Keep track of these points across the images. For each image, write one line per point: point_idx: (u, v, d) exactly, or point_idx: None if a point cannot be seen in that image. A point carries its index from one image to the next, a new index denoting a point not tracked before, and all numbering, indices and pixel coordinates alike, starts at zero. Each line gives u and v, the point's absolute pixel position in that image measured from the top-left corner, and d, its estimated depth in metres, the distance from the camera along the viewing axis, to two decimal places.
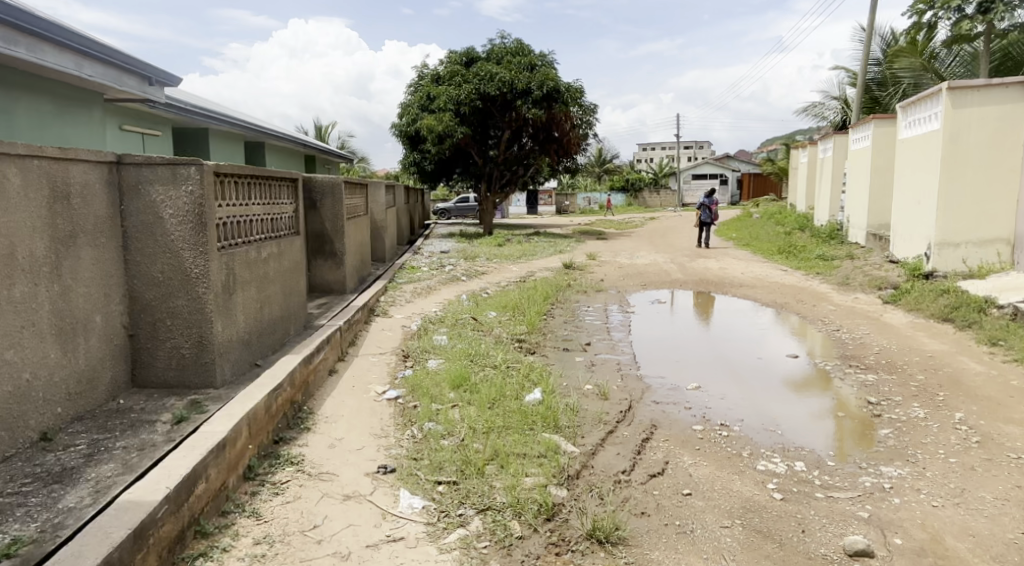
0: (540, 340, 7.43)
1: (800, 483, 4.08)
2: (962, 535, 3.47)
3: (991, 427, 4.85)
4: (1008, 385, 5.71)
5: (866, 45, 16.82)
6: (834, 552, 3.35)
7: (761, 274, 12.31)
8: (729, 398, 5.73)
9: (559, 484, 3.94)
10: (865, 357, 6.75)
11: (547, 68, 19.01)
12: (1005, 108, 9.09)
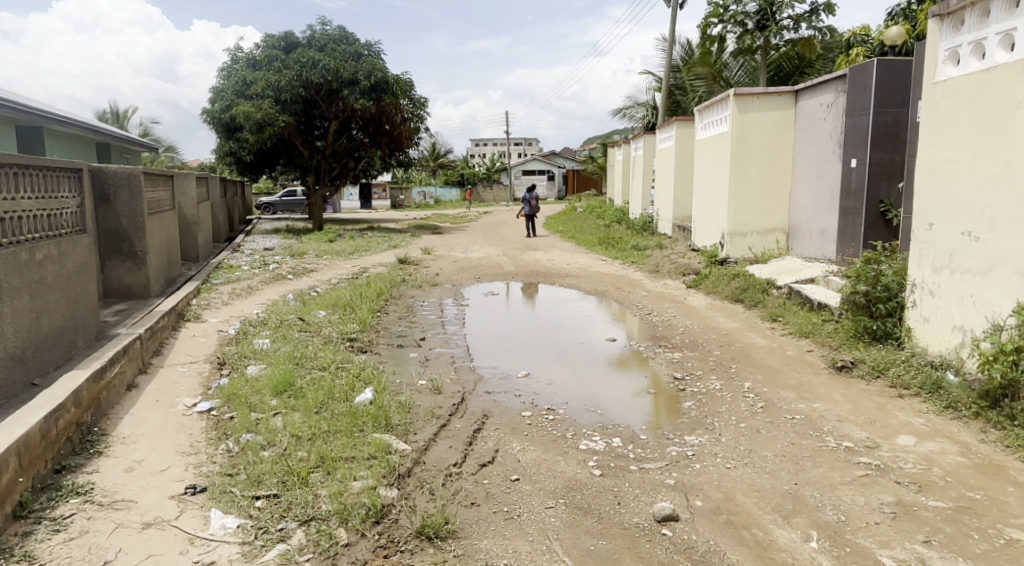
0: (371, 338, 7.28)
1: (617, 458, 4.36)
2: (749, 491, 3.90)
3: (772, 393, 5.49)
4: (786, 355, 6.50)
5: (668, 52, 18.30)
6: (646, 520, 3.61)
7: (584, 264, 12.98)
8: (556, 382, 5.97)
9: (388, 484, 3.87)
10: (673, 337, 7.36)
11: (373, 58, 18.62)
12: (779, 112, 10.30)
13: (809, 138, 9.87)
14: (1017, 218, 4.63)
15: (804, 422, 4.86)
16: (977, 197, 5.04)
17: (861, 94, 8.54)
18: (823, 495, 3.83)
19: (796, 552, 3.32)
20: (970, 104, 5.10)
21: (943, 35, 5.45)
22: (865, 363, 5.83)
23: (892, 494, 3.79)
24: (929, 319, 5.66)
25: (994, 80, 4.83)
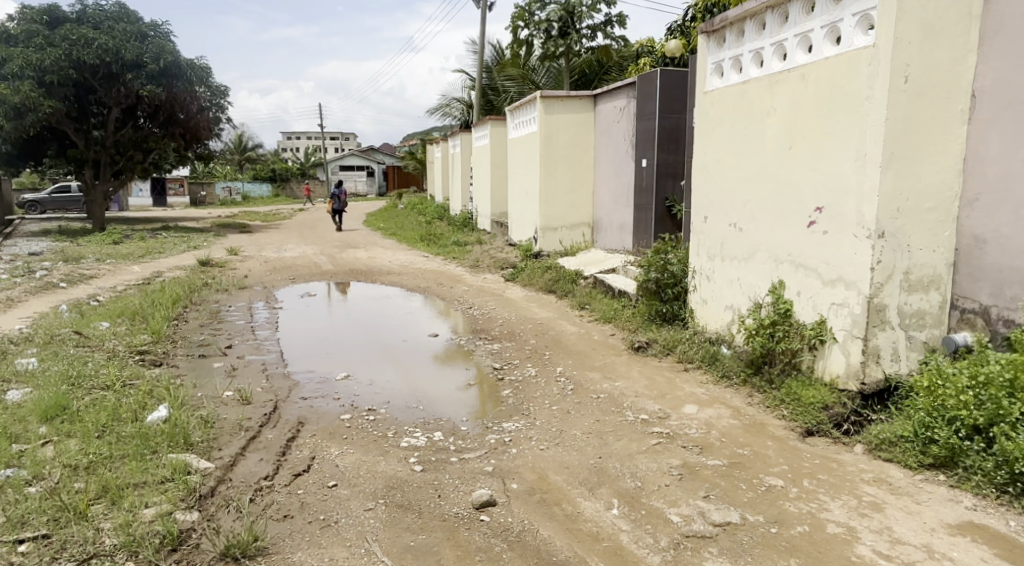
0: (167, 349, 6.72)
1: (438, 451, 4.43)
2: (560, 469, 4.16)
3: (580, 375, 5.89)
4: (593, 339, 6.99)
5: (480, 53, 18.74)
6: (464, 509, 3.71)
7: (404, 260, 12.93)
8: (377, 381, 5.92)
9: (187, 508, 3.62)
10: (491, 329, 7.60)
11: (160, 40, 17.10)
12: (579, 114, 10.97)
13: (607, 138, 10.63)
14: (769, 210, 5.33)
15: (608, 400, 5.26)
16: (740, 192, 5.73)
17: (647, 100, 9.34)
18: (624, 465, 4.18)
19: (599, 521, 3.58)
20: (732, 112, 5.78)
21: (710, 50, 6.13)
22: (658, 343, 6.43)
23: (679, 458, 4.22)
24: (707, 300, 6.34)
25: (749, 91, 5.53)
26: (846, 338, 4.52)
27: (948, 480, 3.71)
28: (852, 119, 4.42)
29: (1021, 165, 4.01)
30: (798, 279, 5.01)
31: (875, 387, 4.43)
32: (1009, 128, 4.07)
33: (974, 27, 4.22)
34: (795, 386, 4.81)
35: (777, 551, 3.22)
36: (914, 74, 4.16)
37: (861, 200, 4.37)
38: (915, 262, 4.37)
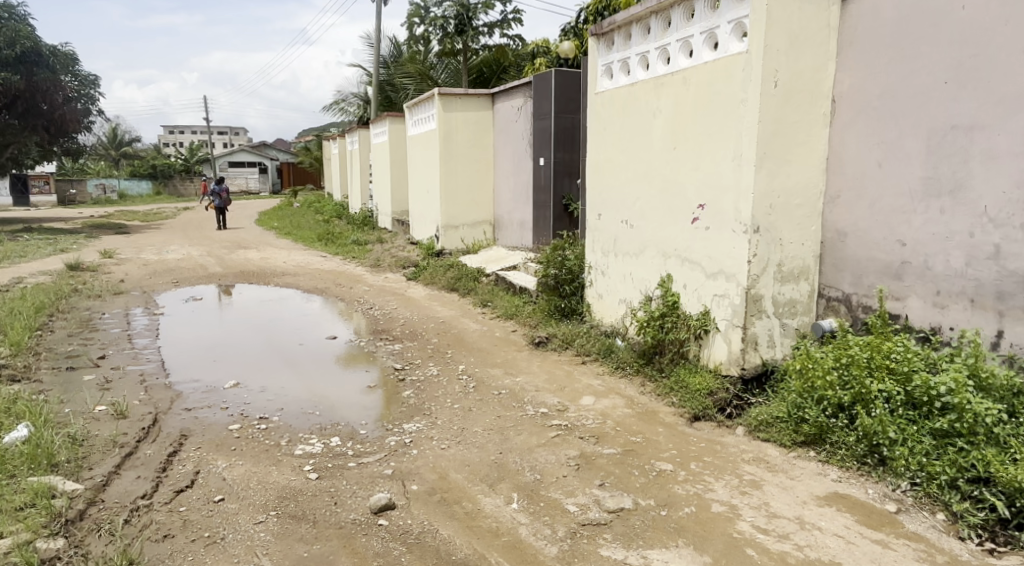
0: (30, 363, 6.22)
1: (335, 457, 4.34)
2: (461, 467, 4.17)
3: (483, 372, 5.93)
4: (495, 336, 7.05)
5: (376, 47, 18.42)
6: (362, 514, 3.66)
7: (299, 261, 12.54)
8: (269, 388, 5.72)
9: (51, 535, 3.38)
10: (393, 329, 7.51)
11: (15, 24, 15.78)
12: (476, 112, 11.01)
13: (505, 136, 10.74)
14: (657, 207, 5.56)
15: (509, 396, 5.33)
16: (630, 190, 5.95)
17: (542, 99, 9.49)
18: (523, 459, 4.24)
19: (499, 516, 3.63)
20: (622, 112, 5.98)
21: (600, 53, 6.31)
22: (557, 337, 6.57)
23: (577, 449, 4.34)
24: (602, 295, 6.53)
25: (637, 92, 5.74)
26: (727, 328, 4.79)
27: (817, 455, 4.01)
28: (729, 121, 4.68)
29: (873, 164, 4.37)
30: (684, 272, 5.25)
31: (754, 372, 4.73)
32: (863, 131, 4.42)
33: (832, 37, 4.55)
34: (683, 373, 5.05)
35: (667, 533, 3.37)
36: (782, 79, 4.46)
37: (738, 197, 4.64)
38: (786, 255, 4.68)
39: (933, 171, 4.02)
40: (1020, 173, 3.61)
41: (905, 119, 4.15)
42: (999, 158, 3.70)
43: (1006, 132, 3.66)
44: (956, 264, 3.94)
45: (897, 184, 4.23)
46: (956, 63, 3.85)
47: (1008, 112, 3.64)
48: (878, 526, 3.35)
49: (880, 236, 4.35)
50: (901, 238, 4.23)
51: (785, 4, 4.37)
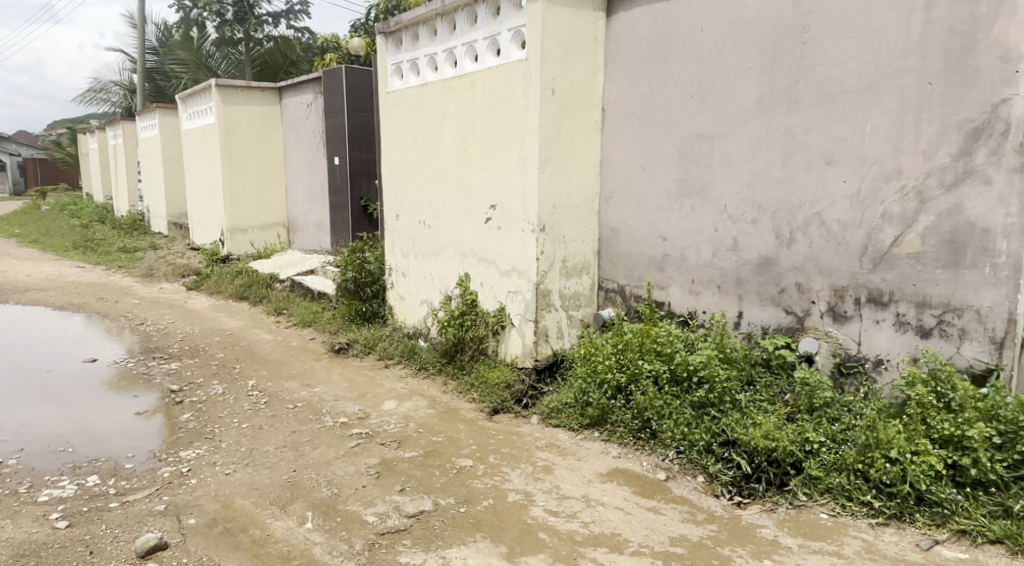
0: None
1: (93, 499, 3.90)
2: (248, 492, 3.96)
3: (275, 386, 5.66)
4: (290, 346, 6.76)
5: (140, 32, 16.69)
6: (127, 560, 3.31)
7: (53, 274, 11.03)
8: (7, 426, 4.99)
9: None
10: (169, 347, 6.90)
11: None
12: (262, 108, 10.44)
13: (296, 135, 10.31)
14: (451, 209, 5.68)
15: (305, 408, 5.15)
16: (425, 191, 6.00)
17: (334, 96, 9.24)
18: (318, 474, 4.13)
19: (291, 539, 3.49)
20: (413, 113, 6.02)
21: (388, 51, 6.27)
22: (358, 343, 6.46)
23: (377, 456, 4.31)
24: (403, 296, 6.52)
25: (427, 94, 5.81)
26: (521, 322, 5.03)
27: (600, 436, 4.35)
28: (513, 126, 4.90)
29: (638, 168, 4.81)
30: (481, 271, 5.41)
31: (546, 362, 5.01)
32: (629, 136, 4.85)
33: (600, 49, 4.93)
34: (483, 369, 5.19)
35: (465, 529, 3.47)
36: (558, 87, 4.75)
37: (525, 198, 4.87)
38: (569, 252, 5.02)
39: (685, 173, 4.52)
40: (750, 176, 4.19)
41: (662, 127, 4.62)
42: (733, 164, 4.26)
43: (738, 141, 4.22)
44: (706, 256, 4.48)
45: (657, 186, 4.70)
46: (698, 79, 4.37)
47: (739, 123, 4.20)
48: (651, 494, 3.73)
49: (646, 232, 4.82)
50: (663, 234, 4.71)
51: (557, 17, 4.66)
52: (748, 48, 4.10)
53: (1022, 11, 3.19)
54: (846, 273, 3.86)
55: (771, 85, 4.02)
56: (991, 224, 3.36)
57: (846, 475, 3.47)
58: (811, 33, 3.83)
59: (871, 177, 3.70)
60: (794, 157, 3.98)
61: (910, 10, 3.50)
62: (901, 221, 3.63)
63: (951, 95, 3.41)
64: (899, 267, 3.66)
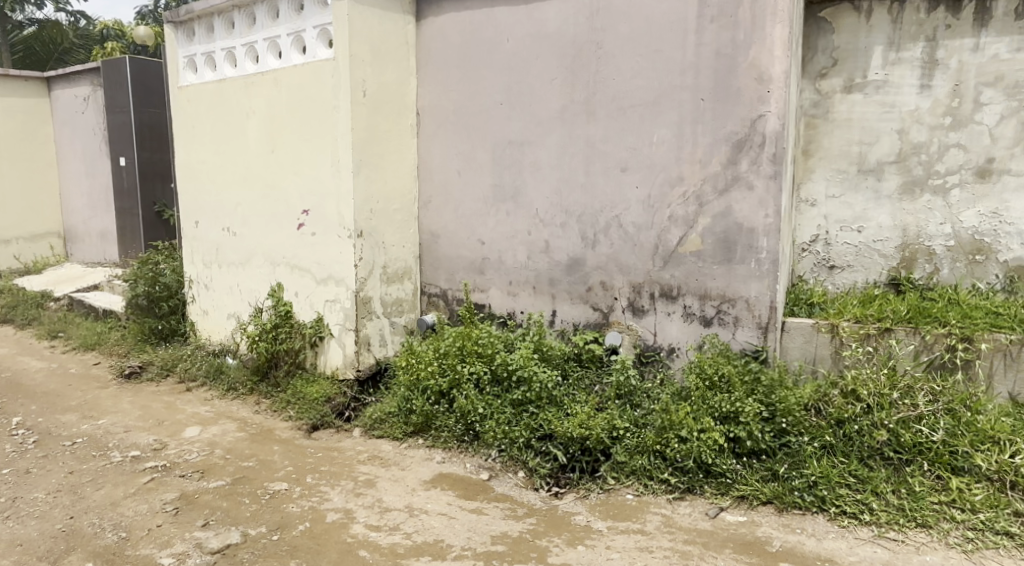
0: None
1: None
2: (11, 549, 3.46)
3: (49, 421, 4.99)
4: (68, 374, 6.01)
5: None
6: None
7: None
8: None
9: None
10: None
11: None
12: (25, 100, 9.16)
13: (71, 133, 9.17)
14: (258, 213, 5.30)
15: (87, 444, 4.61)
16: (226, 195, 5.58)
17: (117, 90, 8.35)
18: (103, 518, 3.70)
19: None
20: (211, 112, 5.56)
21: (179, 43, 5.75)
22: (154, 365, 5.90)
23: (175, 490, 3.96)
24: (207, 311, 6.02)
25: (226, 92, 5.40)
26: (341, 332, 4.86)
27: (424, 442, 4.36)
28: (322, 128, 4.67)
29: (454, 172, 4.82)
30: (294, 280, 5.11)
31: (369, 372, 4.89)
32: (442, 141, 4.85)
33: (410, 53, 4.85)
34: (300, 385, 4.94)
35: (279, 558, 3.31)
36: (370, 89, 4.59)
37: (339, 202, 4.65)
38: (388, 257, 4.91)
39: (499, 178, 4.64)
40: (558, 182, 4.39)
41: (473, 132, 4.70)
42: (542, 170, 4.44)
43: (544, 148, 4.40)
44: (521, 258, 4.63)
45: (473, 191, 4.77)
46: (507, 87, 4.50)
47: (545, 130, 4.39)
48: (474, 495, 3.82)
49: (464, 236, 4.86)
50: (481, 237, 4.79)
51: (365, 16, 4.49)
52: (549, 61, 4.30)
53: (770, 39, 3.66)
54: (642, 271, 4.19)
55: (572, 96, 4.25)
56: (755, 224, 3.83)
57: (647, 457, 3.77)
58: (604, 49, 4.10)
59: (660, 183, 4.05)
60: (595, 164, 4.24)
61: (685, 33, 3.87)
62: (685, 223, 4.01)
63: (720, 111, 3.83)
64: (685, 264, 4.05)
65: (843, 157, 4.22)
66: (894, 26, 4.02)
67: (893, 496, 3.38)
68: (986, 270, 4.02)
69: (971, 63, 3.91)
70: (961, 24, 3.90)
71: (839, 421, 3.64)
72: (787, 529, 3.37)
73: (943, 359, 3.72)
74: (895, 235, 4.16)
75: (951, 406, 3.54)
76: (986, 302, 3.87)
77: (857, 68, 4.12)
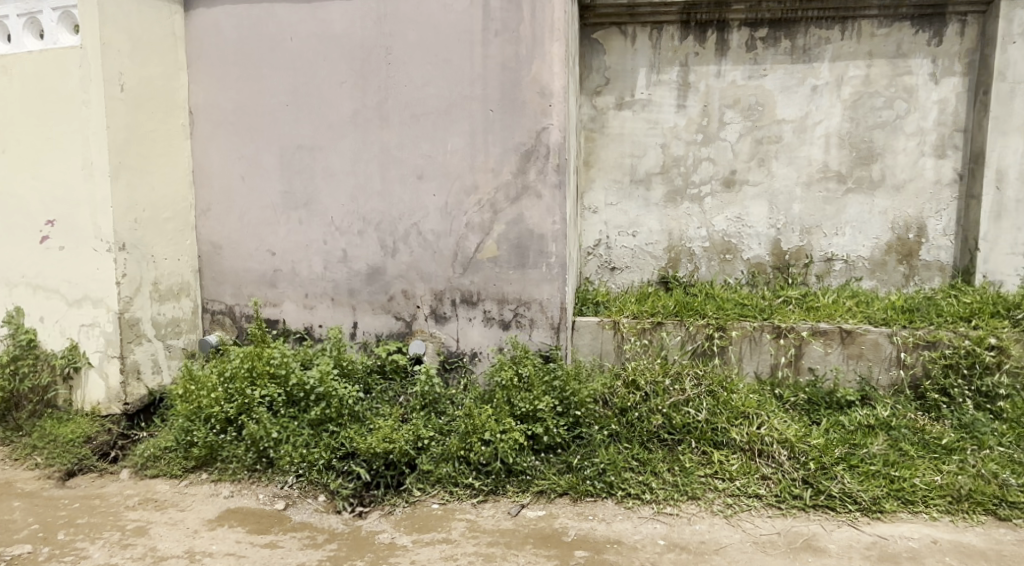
0: None
1: None
2: None
3: None
4: None
5: None
6: None
7: None
8: None
9: None
10: None
11: None
12: None
13: None
14: None
15: None
16: None
17: None
18: None
19: None
20: None
21: None
22: None
23: None
24: None
25: None
26: (101, 360, 4.23)
27: (209, 476, 3.96)
28: (69, 125, 4.05)
29: (237, 178, 4.44)
30: (38, 302, 4.36)
31: (139, 405, 4.32)
32: (220, 144, 4.44)
33: (179, 46, 4.37)
34: (49, 426, 4.21)
35: None
36: (129, 83, 4.07)
37: (94, 210, 4.07)
38: (160, 272, 4.36)
39: (288, 185, 4.36)
40: (352, 189, 4.25)
41: (256, 136, 4.36)
42: (335, 176, 4.27)
43: (337, 153, 4.24)
44: (317, 269, 4.40)
45: (259, 198, 4.42)
46: (292, 88, 4.25)
47: (336, 135, 4.23)
48: (268, 528, 3.55)
49: (252, 247, 4.49)
50: (270, 248, 4.46)
51: (119, 1, 3.96)
52: (337, 63, 4.16)
53: (550, 56, 3.89)
54: (442, 278, 4.21)
55: (363, 101, 4.15)
56: (544, 231, 4.04)
57: (452, 464, 3.78)
58: (394, 55, 4.07)
59: (455, 191, 4.11)
60: (391, 170, 4.18)
61: (471, 44, 3.97)
62: (481, 230, 4.11)
63: (508, 121, 3.98)
64: (483, 270, 4.15)
65: (618, 168, 4.63)
66: (654, 51, 4.49)
67: (668, 474, 3.74)
68: (734, 267, 4.65)
69: (715, 87, 4.49)
70: (706, 52, 4.46)
71: (622, 410, 3.97)
72: (581, 517, 3.58)
73: (704, 346, 4.21)
74: (662, 238, 4.66)
75: (712, 388, 4.00)
76: (735, 295, 4.46)
77: (626, 88, 4.55)
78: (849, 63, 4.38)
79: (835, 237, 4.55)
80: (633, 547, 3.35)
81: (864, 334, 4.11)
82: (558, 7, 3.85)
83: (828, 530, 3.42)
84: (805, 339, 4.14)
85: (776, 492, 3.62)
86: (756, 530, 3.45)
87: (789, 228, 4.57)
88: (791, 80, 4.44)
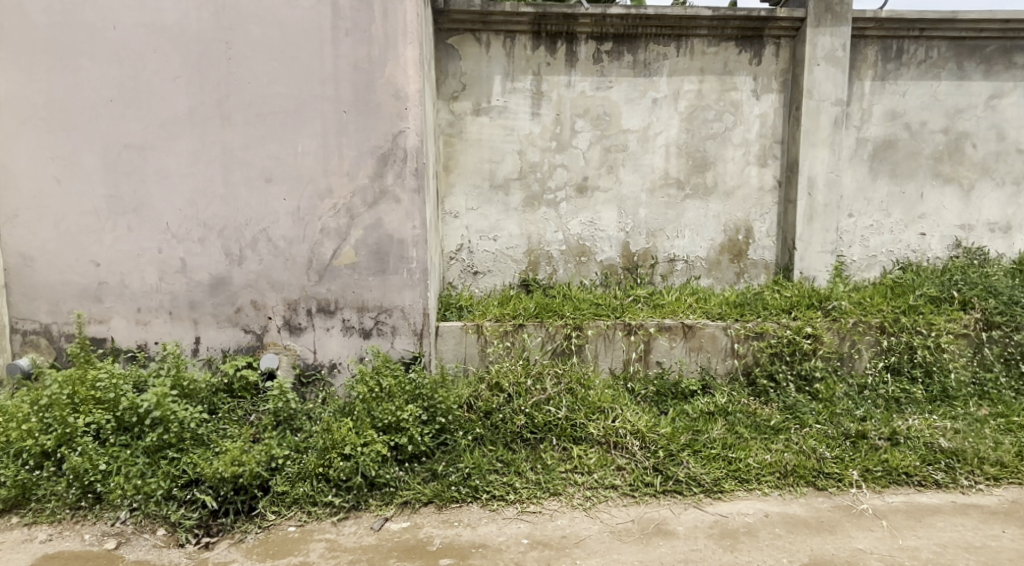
0: None
1: None
2: None
3: None
4: None
5: None
6: None
7: None
8: None
9: None
10: None
11: None
12: None
13: None
14: None
15: None
16: None
17: None
18: None
19: None
20: None
21: None
22: None
23: None
24: None
25: None
26: None
27: (22, 520, 3.45)
28: None
29: (51, 180, 3.93)
30: None
31: None
32: (29, 142, 3.91)
33: None
34: None
35: None
36: None
37: None
38: None
39: (114, 188, 3.93)
40: (191, 193, 3.92)
41: (73, 133, 3.89)
42: (169, 178, 3.91)
43: (171, 153, 3.89)
44: (150, 280, 4.00)
45: (78, 202, 3.95)
46: (117, 81, 3.83)
47: (170, 134, 3.88)
48: None
49: (71, 258, 3.99)
50: (94, 258, 3.99)
51: None
52: (170, 56, 3.81)
53: (403, 58, 3.83)
54: (295, 287, 3.99)
55: (201, 98, 3.84)
56: (403, 236, 3.97)
57: (310, 482, 3.59)
58: (235, 50, 3.80)
59: (308, 196, 3.92)
60: (235, 173, 3.90)
61: (321, 43, 3.81)
62: (337, 236, 3.95)
63: (362, 123, 3.87)
64: (340, 277, 3.99)
65: (477, 174, 4.67)
66: (508, 59, 4.57)
67: (531, 473, 3.80)
68: (588, 268, 4.85)
69: (567, 97, 4.66)
70: (557, 63, 4.62)
71: (487, 413, 3.99)
72: (446, 524, 3.53)
73: (562, 346, 4.34)
74: (522, 242, 4.77)
75: (570, 385, 4.15)
76: (590, 296, 4.65)
77: (482, 94, 4.59)
78: (684, 78, 4.72)
79: (676, 239, 4.89)
80: (497, 549, 3.36)
81: (703, 328, 4.44)
82: (410, 10, 3.80)
83: (677, 513, 3.64)
84: (652, 334, 4.40)
85: (630, 482, 3.79)
86: (613, 520, 3.59)
87: (636, 232, 4.84)
88: (633, 92, 4.70)
